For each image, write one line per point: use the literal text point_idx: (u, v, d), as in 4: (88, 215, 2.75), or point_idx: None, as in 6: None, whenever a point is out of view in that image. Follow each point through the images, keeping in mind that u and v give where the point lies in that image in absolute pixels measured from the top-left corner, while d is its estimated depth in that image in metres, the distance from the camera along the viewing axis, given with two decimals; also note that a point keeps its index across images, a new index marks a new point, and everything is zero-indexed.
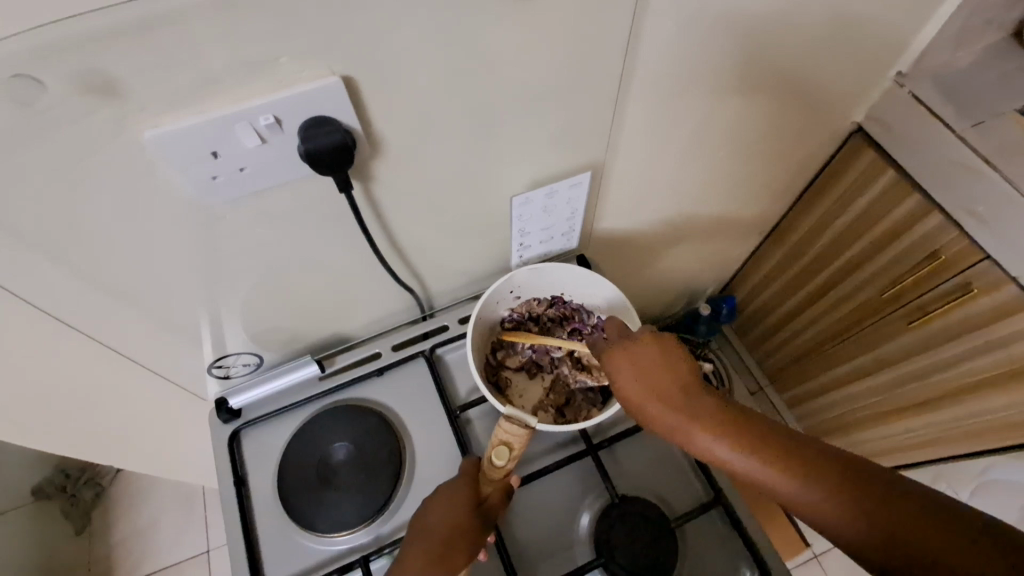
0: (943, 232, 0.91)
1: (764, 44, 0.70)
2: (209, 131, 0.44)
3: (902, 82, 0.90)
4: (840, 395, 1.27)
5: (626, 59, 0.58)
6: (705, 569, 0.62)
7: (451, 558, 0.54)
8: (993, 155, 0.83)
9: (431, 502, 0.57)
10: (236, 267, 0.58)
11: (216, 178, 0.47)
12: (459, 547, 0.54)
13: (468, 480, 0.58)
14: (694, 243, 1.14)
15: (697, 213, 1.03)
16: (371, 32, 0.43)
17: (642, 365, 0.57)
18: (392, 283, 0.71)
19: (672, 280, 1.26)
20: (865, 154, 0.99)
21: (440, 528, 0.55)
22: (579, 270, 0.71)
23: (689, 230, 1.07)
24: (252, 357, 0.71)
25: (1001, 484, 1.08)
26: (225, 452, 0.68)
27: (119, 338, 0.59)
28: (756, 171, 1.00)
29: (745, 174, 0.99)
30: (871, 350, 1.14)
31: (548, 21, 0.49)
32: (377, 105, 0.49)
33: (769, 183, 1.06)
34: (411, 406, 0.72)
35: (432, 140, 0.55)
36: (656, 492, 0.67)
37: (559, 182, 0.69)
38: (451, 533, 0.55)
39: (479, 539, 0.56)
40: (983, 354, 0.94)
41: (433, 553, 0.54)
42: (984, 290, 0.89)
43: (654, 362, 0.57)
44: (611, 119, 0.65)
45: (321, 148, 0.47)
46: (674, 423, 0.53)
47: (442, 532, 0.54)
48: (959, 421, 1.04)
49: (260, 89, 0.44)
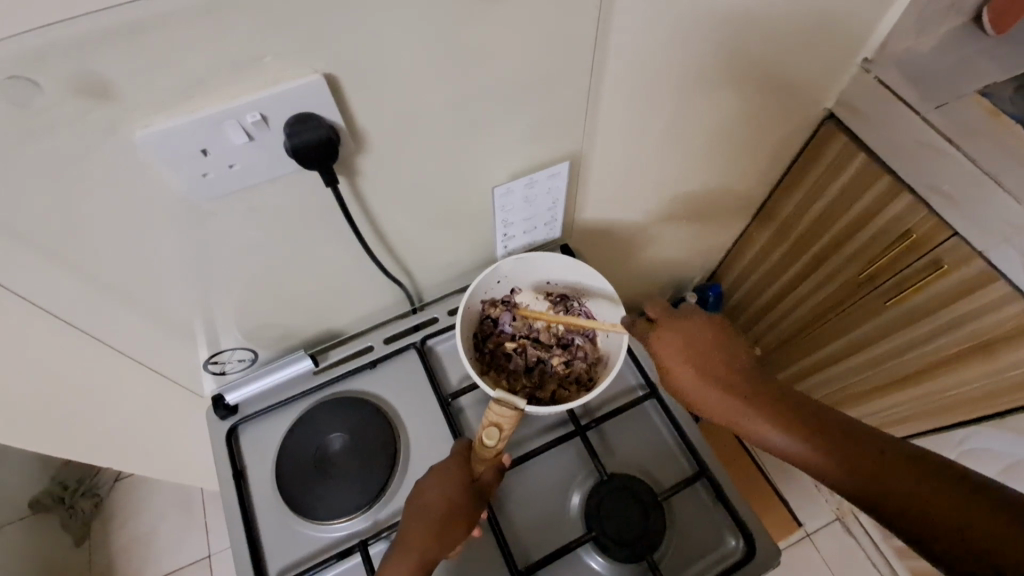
0: (913, 211, 0.95)
1: (734, 35, 0.73)
2: (199, 129, 0.45)
3: (869, 67, 0.94)
4: (825, 375, 1.30)
5: (596, 51, 0.60)
6: (692, 540, 0.65)
7: (448, 533, 0.56)
8: (954, 135, 0.87)
9: (426, 481, 0.59)
10: (228, 263, 0.59)
11: (207, 176, 0.49)
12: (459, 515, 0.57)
13: (460, 459, 0.60)
14: (677, 232, 1.17)
15: (679, 203, 1.06)
16: (349, 29, 0.45)
17: (688, 342, 0.64)
18: (381, 277, 0.73)
19: (657, 270, 1.29)
20: (837, 139, 1.03)
21: (437, 506, 0.57)
22: (563, 259, 0.73)
23: (671, 219, 1.10)
24: (246, 352, 0.72)
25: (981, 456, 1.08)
26: (223, 447, 0.69)
27: (116, 335, 0.60)
28: (734, 160, 1.03)
29: (724, 163, 1.02)
30: (852, 330, 1.18)
31: (520, 17, 0.52)
32: (360, 101, 0.51)
33: (747, 171, 1.09)
34: (403, 396, 0.74)
35: (412, 136, 0.57)
36: (644, 469, 0.69)
37: (539, 173, 0.71)
38: (448, 510, 0.57)
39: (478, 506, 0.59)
40: (957, 328, 0.97)
41: (431, 530, 0.56)
42: (953, 266, 0.92)
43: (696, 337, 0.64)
44: (585, 110, 0.67)
45: (307, 144, 0.49)
46: (701, 389, 0.62)
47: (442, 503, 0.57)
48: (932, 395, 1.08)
49: (247, 87, 0.46)
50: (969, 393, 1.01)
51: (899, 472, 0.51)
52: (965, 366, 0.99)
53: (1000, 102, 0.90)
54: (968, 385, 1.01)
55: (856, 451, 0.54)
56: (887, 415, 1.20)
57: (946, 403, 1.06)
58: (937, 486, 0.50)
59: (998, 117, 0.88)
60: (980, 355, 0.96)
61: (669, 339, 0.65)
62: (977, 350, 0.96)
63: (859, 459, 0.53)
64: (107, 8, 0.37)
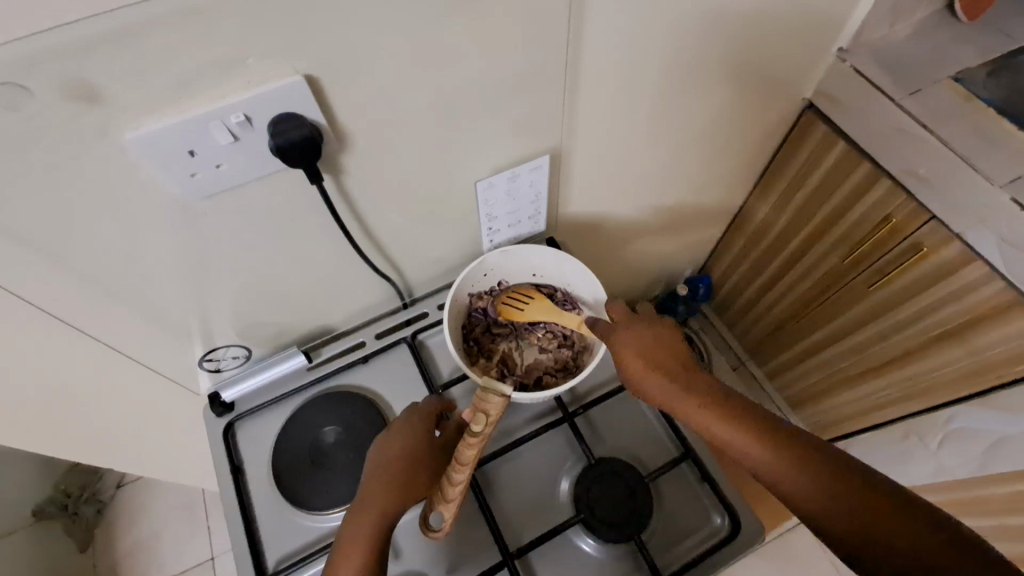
0: (893, 196, 0.97)
1: (706, 28, 0.74)
2: (186, 130, 0.47)
3: (844, 56, 0.96)
4: (816, 362, 1.32)
5: (571, 46, 0.62)
6: (679, 520, 0.66)
7: (411, 488, 0.58)
8: (929, 120, 0.88)
9: (385, 441, 0.61)
10: (220, 262, 0.61)
11: (195, 175, 0.51)
12: (422, 468, 0.60)
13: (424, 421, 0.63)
14: (665, 225, 1.19)
15: (665, 196, 1.08)
16: (328, 31, 0.47)
17: (643, 341, 0.65)
18: (371, 273, 0.75)
19: (648, 263, 1.31)
20: (817, 128, 1.05)
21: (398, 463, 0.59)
22: (548, 251, 0.74)
23: (657, 212, 1.12)
24: (241, 349, 0.74)
25: (960, 434, 1.07)
26: (220, 443, 0.71)
27: (113, 335, 0.62)
28: (717, 152, 1.05)
29: (707, 155, 1.04)
30: (838, 316, 1.19)
31: (493, 16, 0.53)
32: (341, 101, 0.53)
33: (731, 163, 1.11)
34: (396, 389, 0.75)
35: (394, 133, 0.59)
36: (631, 453, 0.71)
37: (521, 167, 0.73)
38: (409, 468, 0.59)
39: (440, 463, 0.61)
40: (939, 310, 0.99)
41: (398, 485, 0.58)
42: (933, 249, 0.94)
43: (652, 339, 0.65)
44: (564, 104, 0.69)
45: (290, 142, 0.50)
46: (659, 390, 0.62)
47: (404, 458, 0.59)
48: (916, 379, 1.10)
49: (231, 89, 0.47)
50: (951, 375, 1.03)
51: (833, 479, 0.50)
52: (947, 348, 1.01)
53: (973, 86, 0.92)
54: (950, 367, 1.03)
55: (798, 456, 0.52)
56: (874, 399, 1.22)
57: (928, 385, 1.08)
58: (876, 502, 0.47)
59: (971, 102, 0.90)
60: (961, 337, 0.98)
61: (630, 335, 0.66)
62: (957, 332, 0.98)
63: (805, 461, 0.52)
64: (94, 16, 0.39)
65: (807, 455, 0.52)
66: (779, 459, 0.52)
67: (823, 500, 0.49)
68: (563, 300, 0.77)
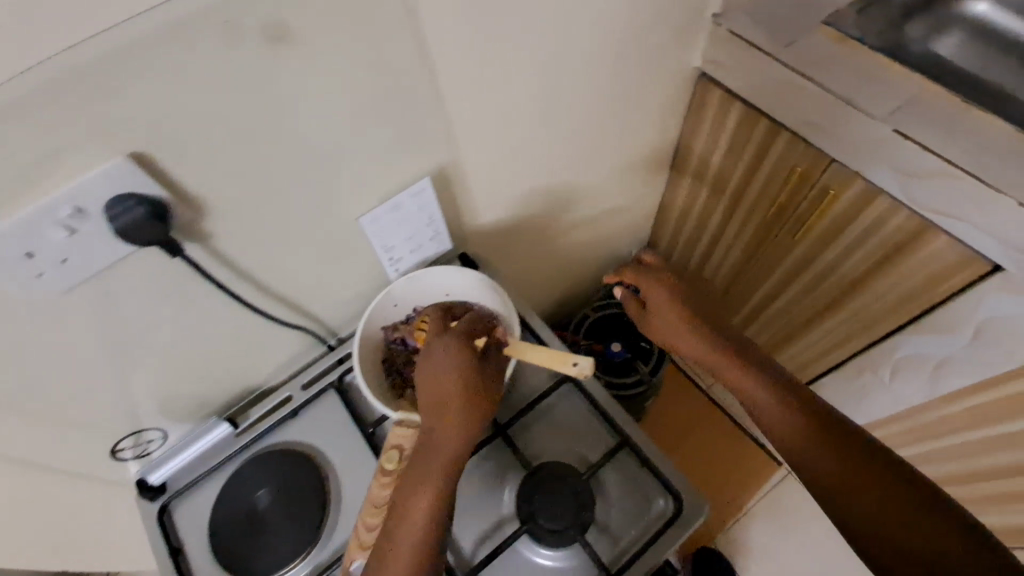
0: (793, 147, 0.99)
1: (564, 24, 0.75)
2: (14, 234, 0.46)
3: (719, 21, 0.97)
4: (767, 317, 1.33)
5: (420, 68, 0.61)
6: (624, 509, 0.66)
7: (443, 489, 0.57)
8: (808, 68, 0.90)
9: (427, 435, 0.59)
10: (106, 351, 0.60)
11: (42, 275, 0.49)
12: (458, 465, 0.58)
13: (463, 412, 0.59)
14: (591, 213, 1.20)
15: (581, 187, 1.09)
16: (140, 107, 0.46)
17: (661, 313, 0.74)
18: (281, 327, 0.74)
19: (585, 252, 1.32)
20: (713, 94, 1.06)
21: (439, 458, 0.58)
22: (452, 270, 0.75)
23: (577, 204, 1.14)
24: (158, 431, 0.73)
25: (906, 365, 1.08)
26: (155, 528, 0.69)
27: (11, 445, 0.60)
28: (621, 135, 1.06)
29: (612, 140, 1.05)
30: (775, 269, 1.21)
31: (319, 56, 0.53)
32: (179, 170, 0.52)
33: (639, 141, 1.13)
34: (328, 437, 0.74)
35: (254, 190, 0.58)
36: (570, 451, 0.71)
37: (401, 194, 0.71)
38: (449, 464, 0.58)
39: (466, 455, 0.59)
40: (860, 248, 1.00)
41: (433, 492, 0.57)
42: (840, 191, 0.96)
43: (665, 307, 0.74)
44: (434, 125, 0.68)
45: (132, 222, 0.49)
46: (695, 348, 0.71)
47: (445, 455, 0.58)
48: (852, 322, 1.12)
49: (53, 183, 0.46)
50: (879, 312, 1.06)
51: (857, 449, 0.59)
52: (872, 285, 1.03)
53: (843, 28, 0.94)
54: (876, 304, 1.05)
55: (820, 426, 0.61)
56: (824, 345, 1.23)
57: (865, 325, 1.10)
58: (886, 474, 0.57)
59: (844, 43, 0.91)
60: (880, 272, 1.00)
61: (660, 303, 0.75)
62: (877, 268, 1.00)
63: (827, 431, 0.61)
64: None
65: (830, 425, 0.61)
66: (801, 421, 0.62)
67: (845, 468, 0.58)
68: (480, 313, 0.76)
